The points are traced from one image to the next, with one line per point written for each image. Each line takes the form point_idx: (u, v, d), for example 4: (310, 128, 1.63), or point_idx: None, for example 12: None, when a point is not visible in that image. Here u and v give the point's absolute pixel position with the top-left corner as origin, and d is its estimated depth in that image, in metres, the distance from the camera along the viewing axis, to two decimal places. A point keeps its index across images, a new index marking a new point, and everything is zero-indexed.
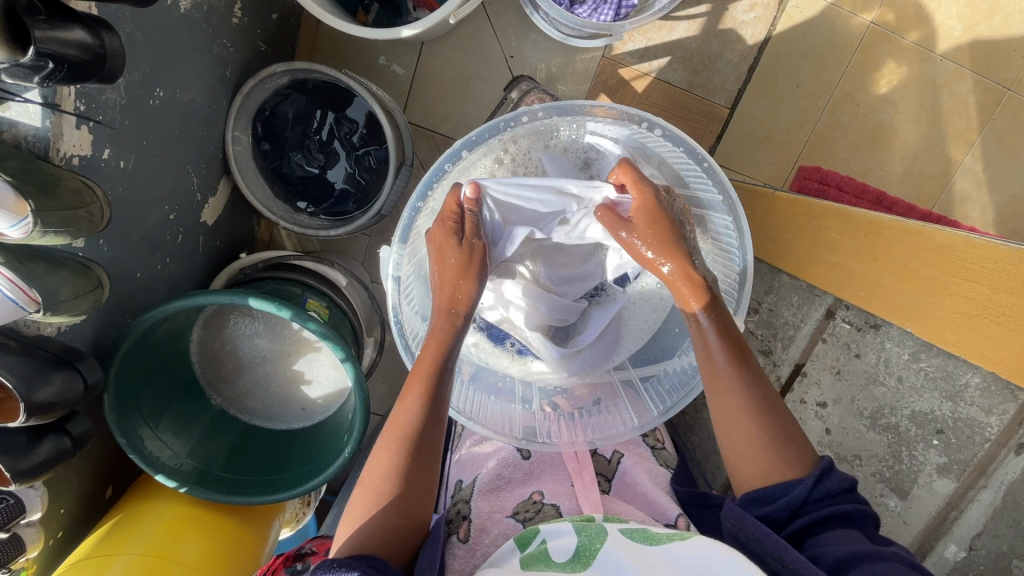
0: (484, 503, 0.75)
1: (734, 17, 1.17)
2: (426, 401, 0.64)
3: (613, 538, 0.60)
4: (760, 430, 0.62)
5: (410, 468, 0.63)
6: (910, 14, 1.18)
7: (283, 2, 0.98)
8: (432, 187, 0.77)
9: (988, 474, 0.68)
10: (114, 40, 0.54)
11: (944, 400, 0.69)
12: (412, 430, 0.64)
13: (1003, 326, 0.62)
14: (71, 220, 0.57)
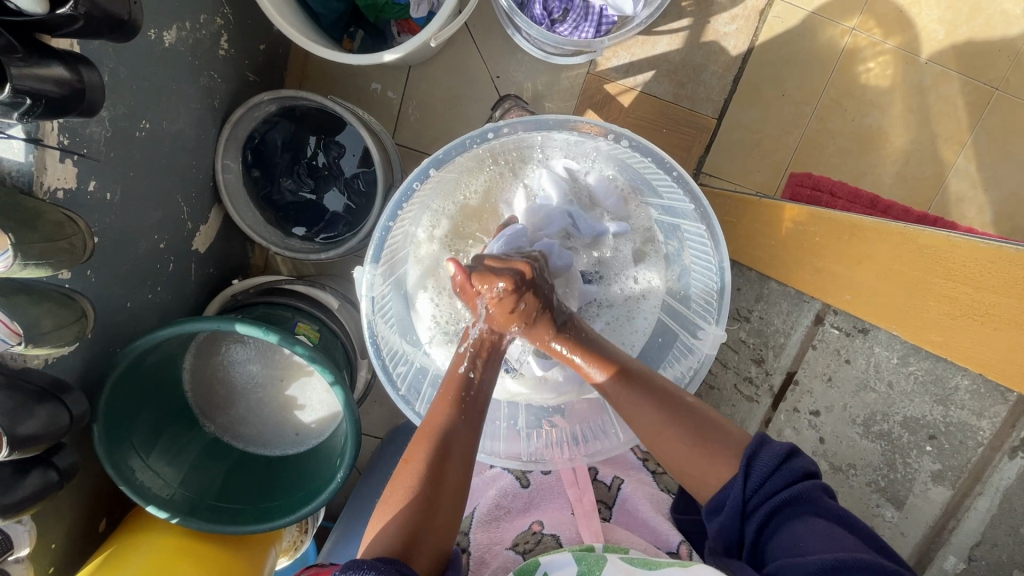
0: (483, 535, 0.75)
1: (716, 29, 1.18)
2: (466, 420, 0.60)
3: (612, 565, 0.61)
4: (692, 428, 0.61)
5: (444, 453, 0.57)
6: (892, 20, 1.18)
7: (270, 33, 1.00)
8: (402, 207, 0.76)
9: (983, 480, 0.65)
10: (92, 75, 0.55)
11: (934, 403, 0.67)
12: (450, 444, 0.58)
13: (989, 326, 0.58)
14: (53, 252, 0.57)
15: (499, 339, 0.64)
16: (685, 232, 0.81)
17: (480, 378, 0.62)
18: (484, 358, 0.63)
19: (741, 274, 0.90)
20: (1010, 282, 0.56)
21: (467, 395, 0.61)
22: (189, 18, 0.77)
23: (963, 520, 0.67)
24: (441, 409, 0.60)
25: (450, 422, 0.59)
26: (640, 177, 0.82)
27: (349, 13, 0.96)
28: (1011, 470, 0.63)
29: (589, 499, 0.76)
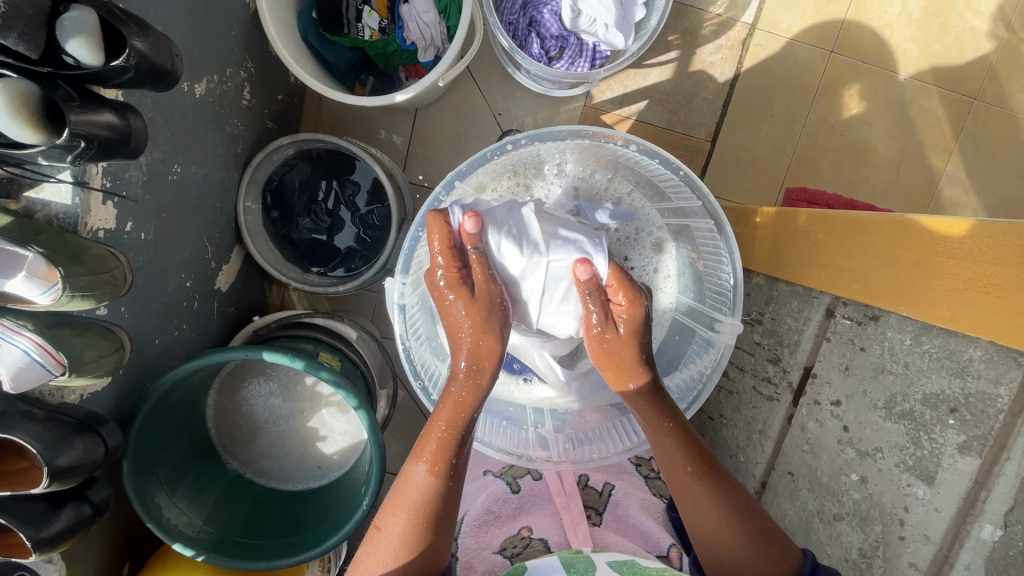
0: (472, 541, 0.75)
1: (702, 59, 1.25)
2: (442, 483, 0.67)
3: (602, 572, 0.57)
4: (751, 538, 0.67)
5: (417, 518, 0.66)
6: (867, 42, 1.25)
7: (287, 85, 1.07)
8: (430, 217, 0.81)
9: (1010, 446, 0.61)
10: (137, 119, 0.60)
11: (951, 377, 0.64)
12: (426, 510, 0.66)
13: (993, 295, 0.59)
14: (98, 284, 0.60)
15: (459, 426, 0.68)
16: (695, 233, 0.85)
17: (453, 437, 0.68)
18: (456, 427, 0.68)
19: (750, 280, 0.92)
20: (1008, 252, 0.58)
21: (440, 459, 0.67)
22: (218, 73, 0.83)
23: (990, 487, 0.62)
24: (415, 474, 0.67)
25: (426, 488, 0.67)
26: (648, 183, 0.85)
27: (361, 62, 1.02)
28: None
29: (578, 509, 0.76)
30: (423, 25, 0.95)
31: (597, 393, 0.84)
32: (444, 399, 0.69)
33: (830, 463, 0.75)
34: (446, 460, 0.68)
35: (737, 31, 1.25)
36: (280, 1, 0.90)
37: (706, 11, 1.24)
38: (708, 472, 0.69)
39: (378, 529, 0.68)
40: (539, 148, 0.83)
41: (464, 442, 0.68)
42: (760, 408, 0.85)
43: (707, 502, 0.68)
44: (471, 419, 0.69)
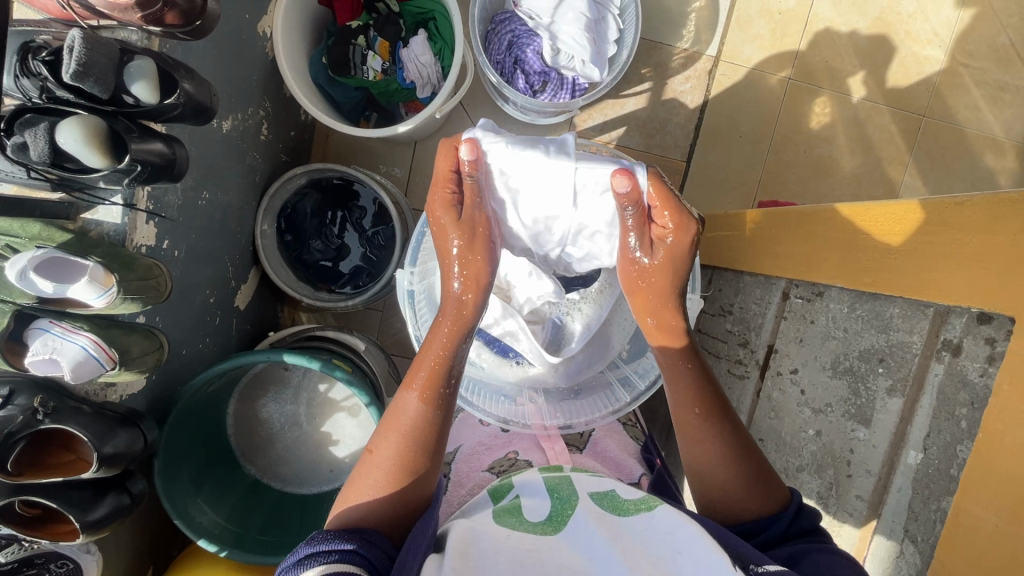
0: (463, 465, 0.81)
1: (673, 88, 1.38)
2: (432, 408, 0.67)
3: (584, 504, 0.59)
4: (749, 475, 0.64)
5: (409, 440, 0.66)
6: (821, 70, 1.38)
7: (299, 122, 1.19)
8: (432, 217, 0.86)
9: (925, 389, 0.54)
10: (180, 149, 0.70)
11: (878, 333, 0.58)
12: (418, 433, 0.66)
13: (900, 256, 0.55)
14: (144, 289, 0.70)
15: (451, 353, 0.70)
16: None
17: (445, 369, 0.69)
18: (449, 352, 0.69)
19: (723, 276, 0.91)
20: (896, 218, 0.56)
21: (432, 386, 0.68)
22: (241, 112, 0.94)
23: (914, 422, 0.54)
24: (404, 400, 0.68)
25: (417, 412, 0.67)
26: None
27: (365, 100, 1.13)
28: (980, 353, 0.49)
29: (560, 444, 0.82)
30: (421, 65, 1.08)
31: (581, 371, 0.87)
32: (439, 329, 0.70)
33: (791, 427, 0.68)
34: (437, 387, 0.68)
35: (703, 63, 1.37)
36: (294, 49, 1.02)
37: (674, 46, 1.36)
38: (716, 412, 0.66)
39: (370, 451, 0.67)
40: None
41: (451, 378, 0.69)
42: (734, 387, 0.81)
43: (709, 441, 0.65)
44: (464, 342, 0.71)
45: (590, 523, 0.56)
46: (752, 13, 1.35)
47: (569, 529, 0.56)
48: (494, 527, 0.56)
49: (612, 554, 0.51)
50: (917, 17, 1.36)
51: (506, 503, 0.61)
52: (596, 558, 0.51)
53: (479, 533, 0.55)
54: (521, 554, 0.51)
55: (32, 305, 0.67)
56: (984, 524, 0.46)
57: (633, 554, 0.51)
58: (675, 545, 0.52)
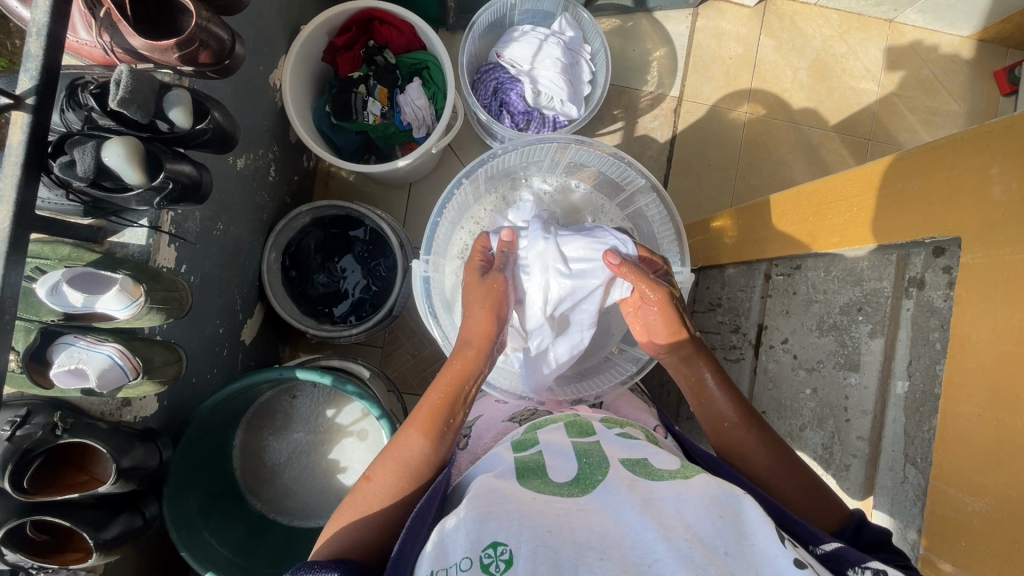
0: (482, 425, 0.77)
1: (644, 126, 1.50)
2: (434, 445, 0.65)
3: (615, 469, 0.52)
4: (801, 483, 0.62)
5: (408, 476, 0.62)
6: (773, 105, 1.52)
7: (302, 168, 1.27)
8: (445, 208, 0.90)
9: (899, 322, 0.59)
10: (207, 174, 0.77)
11: (852, 287, 0.65)
12: (417, 470, 0.63)
13: (853, 208, 0.63)
14: (168, 300, 0.74)
15: (457, 398, 0.70)
16: (659, 240, 0.91)
17: (449, 404, 0.69)
18: (455, 393, 0.70)
19: (709, 275, 1.00)
20: (852, 186, 0.64)
21: (437, 425, 0.66)
22: (253, 152, 1.02)
23: (897, 355, 0.58)
24: (407, 436, 0.65)
25: (418, 449, 0.64)
26: (620, 197, 0.95)
27: (364, 144, 1.23)
28: (940, 282, 0.54)
29: (575, 406, 0.82)
30: (416, 108, 1.18)
31: (586, 360, 0.93)
32: (448, 370, 0.72)
33: (791, 391, 0.74)
34: (439, 424, 0.67)
35: (668, 103, 1.50)
36: (301, 99, 1.13)
37: (641, 89, 1.50)
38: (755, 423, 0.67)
39: (367, 481, 0.63)
40: (526, 166, 0.95)
41: (453, 420, 0.68)
42: (731, 370, 0.88)
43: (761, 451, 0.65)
44: (469, 386, 0.72)
45: (623, 490, 0.49)
46: (706, 59, 1.51)
47: (598, 491, 0.49)
48: (516, 488, 0.50)
49: (650, 525, 0.44)
50: (849, 57, 1.52)
51: (528, 457, 0.56)
52: (627, 524, 0.45)
53: (498, 491, 0.49)
54: (546, 519, 0.45)
55: (57, 322, 0.69)
56: (966, 418, 0.48)
57: (670, 522, 0.44)
58: (715, 511, 0.46)
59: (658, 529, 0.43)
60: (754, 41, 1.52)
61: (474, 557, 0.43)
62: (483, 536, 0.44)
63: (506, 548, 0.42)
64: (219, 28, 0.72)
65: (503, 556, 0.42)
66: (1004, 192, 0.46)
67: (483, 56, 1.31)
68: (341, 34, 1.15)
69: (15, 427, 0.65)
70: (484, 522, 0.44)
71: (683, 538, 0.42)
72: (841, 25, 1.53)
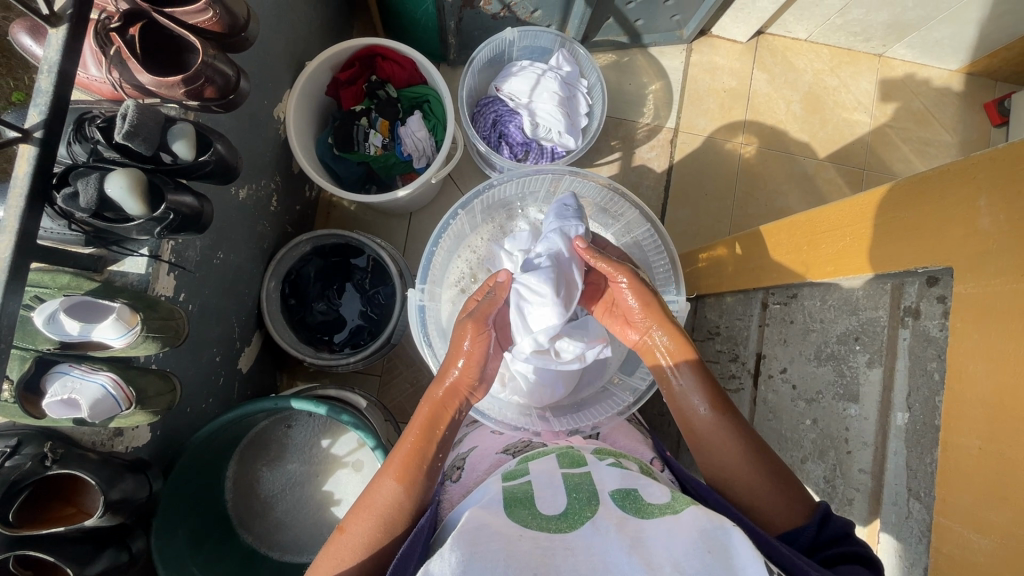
0: (477, 455, 0.76)
1: (641, 156, 1.53)
2: (408, 494, 0.64)
3: (604, 506, 0.50)
4: (770, 475, 0.64)
5: (383, 528, 0.62)
6: (768, 137, 1.55)
7: (304, 198, 1.29)
8: (443, 237, 0.91)
9: (897, 352, 0.58)
10: (208, 204, 0.78)
11: (849, 316, 0.65)
12: (390, 518, 0.63)
13: (847, 238, 0.64)
14: (164, 329, 0.74)
15: (431, 440, 0.69)
16: (655, 270, 0.91)
17: (422, 450, 0.68)
18: (427, 438, 0.69)
19: (708, 303, 1.00)
20: (843, 217, 0.65)
21: (411, 470, 0.66)
22: (255, 183, 1.04)
23: (896, 386, 0.58)
24: (382, 484, 0.65)
25: (391, 497, 0.64)
26: (616, 227, 0.96)
27: (366, 174, 1.25)
28: (936, 311, 0.54)
29: (572, 437, 0.80)
30: (416, 140, 1.20)
31: (583, 391, 0.92)
32: (422, 409, 0.72)
33: (791, 422, 0.72)
34: (414, 472, 0.66)
35: (665, 134, 1.53)
36: (304, 131, 1.15)
37: (638, 121, 1.53)
38: (728, 412, 0.68)
39: (340, 532, 0.63)
40: (523, 196, 0.97)
41: (427, 467, 0.67)
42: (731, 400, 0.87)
43: (728, 441, 0.66)
44: (441, 430, 0.71)
45: (611, 530, 0.47)
46: (701, 92, 1.55)
47: (585, 529, 0.48)
48: (501, 521, 0.48)
49: (638, 567, 0.42)
50: (841, 90, 1.56)
51: (515, 488, 0.55)
52: (613, 567, 0.43)
53: (480, 522, 0.47)
54: (530, 559, 0.44)
55: (52, 351, 0.69)
56: (967, 451, 0.48)
57: (658, 564, 0.43)
58: (704, 546, 0.44)
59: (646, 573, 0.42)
60: (748, 74, 1.56)
61: None
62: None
63: None
64: (224, 64, 0.75)
65: None
66: (992, 223, 0.47)
67: (483, 89, 1.34)
68: (344, 70, 1.18)
69: (4, 457, 0.63)
70: (470, 560, 0.42)
71: None
72: (832, 59, 1.57)
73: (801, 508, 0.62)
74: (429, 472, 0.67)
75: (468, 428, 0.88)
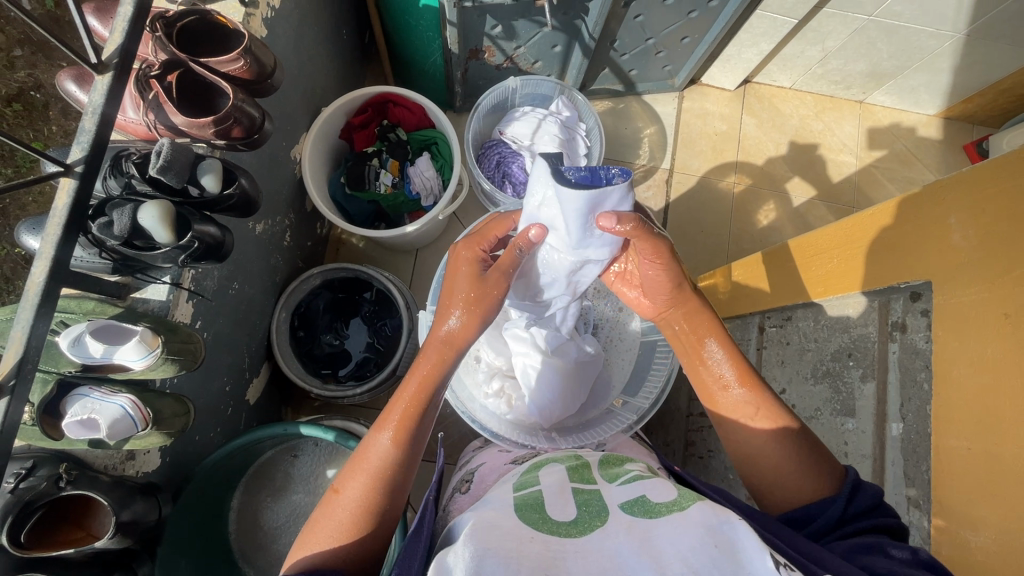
0: (483, 470, 0.76)
1: (638, 195, 1.59)
2: (400, 449, 0.65)
3: (614, 515, 0.51)
4: (800, 449, 0.62)
5: (379, 484, 0.63)
6: (760, 177, 1.62)
7: (316, 234, 1.34)
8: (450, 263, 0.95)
9: (888, 365, 0.61)
10: (229, 236, 0.82)
11: (840, 334, 0.67)
12: (384, 473, 0.64)
13: (834, 259, 0.68)
14: (182, 352, 0.77)
15: (428, 399, 0.68)
16: None
17: (420, 406, 0.67)
18: (424, 399, 0.68)
19: None
20: (829, 240, 0.69)
21: (405, 430, 0.66)
22: (271, 218, 1.09)
23: (888, 399, 0.60)
24: (375, 444, 0.65)
25: (384, 455, 0.65)
26: None
27: (375, 212, 1.30)
28: (921, 325, 0.57)
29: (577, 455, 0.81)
30: (425, 180, 1.28)
31: (587, 413, 0.93)
32: (420, 363, 0.69)
33: None
34: (407, 431, 0.66)
35: (660, 174, 1.61)
36: (318, 170, 1.22)
37: (634, 163, 1.61)
38: (753, 385, 0.67)
39: (334, 494, 0.64)
40: None
41: (422, 426, 0.67)
42: None
43: (752, 412, 0.65)
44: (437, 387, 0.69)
45: (621, 535, 0.47)
46: (694, 136, 1.63)
47: (595, 535, 0.48)
48: (514, 526, 0.49)
49: (649, 565, 0.43)
50: (826, 133, 1.65)
51: (526, 497, 0.55)
52: (624, 567, 0.44)
53: (492, 526, 0.48)
54: (542, 560, 0.44)
55: (73, 373, 0.72)
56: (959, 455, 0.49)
57: (667, 561, 0.43)
58: (711, 541, 0.45)
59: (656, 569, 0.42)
60: (737, 119, 1.65)
61: None
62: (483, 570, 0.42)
63: None
64: (251, 107, 0.81)
65: None
66: (964, 237, 0.52)
67: (487, 133, 1.42)
68: (358, 115, 1.26)
69: (19, 479, 0.65)
70: (485, 558, 0.43)
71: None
72: (816, 105, 1.66)
73: (830, 478, 0.60)
74: (423, 431, 0.68)
75: (474, 452, 0.89)
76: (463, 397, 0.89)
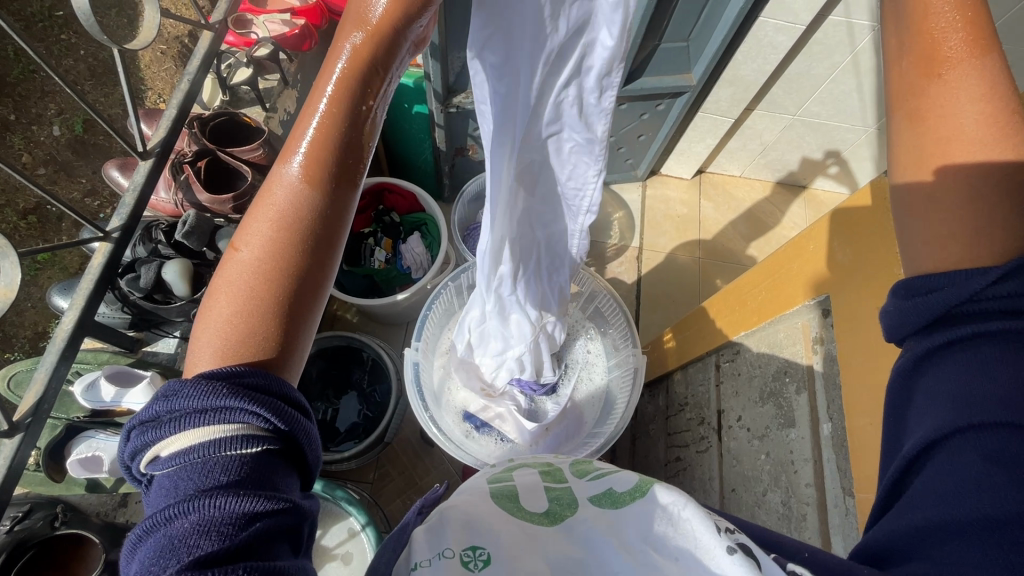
0: None
1: (612, 271, 1.74)
2: (325, 191, 0.40)
3: (582, 508, 0.55)
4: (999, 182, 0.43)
5: (291, 228, 0.39)
6: (721, 252, 1.78)
7: None
8: (432, 308, 1.02)
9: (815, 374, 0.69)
10: None
11: (777, 358, 0.76)
12: (294, 222, 0.40)
13: (766, 290, 0.80)
14: None
15: (358, 90, 0.39)
16: (617, 334, 1.04)
17: (346, 122, 0.40)
18: (352, 98, 0.39)
19: (676, 380, 1.09)
20: (763, 275, 0.81)
21: (322, 162, 0.40)
22: None
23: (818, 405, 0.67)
24: (277, 175, 0.40)
25: (305, 201, 0.40)
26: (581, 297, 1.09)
27: (370, 287, 1.41)
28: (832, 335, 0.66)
29: None
30: (415, 256, 1.40)
31: (560, 445, 0.98)
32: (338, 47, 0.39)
33: (751, 463, 0.78)
34: (332, 157, 0.40)
35: (631, 252, 1.76)
36: None
37: (606, 242, 1.77)
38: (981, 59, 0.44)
39: (232, 251, 0.41)
40: None
41: (349, 133, 0.40)
42: (703, 462, 0.92)
43: (962, 111, 0.44)
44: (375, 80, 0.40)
45: (587, 521, 0.52)
46: (659, 218, 1.82)
47: (565, 524, 0.53)
48: (491, 512, 0.53)
49: (613, 546, 0.48)
50: (777, 213, 1.84)
51: (500, 488, 0.59)
52: (590, 549, 0.49)
53: (469, 511, 0.52)
54: (517, 542, 0.49)
55: (82, 419, 0.79)
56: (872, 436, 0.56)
57: (629, 541, 0.48)
58: (666, 520, 0.48)
59: (619, 550, 0.47)
60: (696, 204, 1.85)
61: (453, 552, 0.46)
62: (464, 540, 0.48)
63: (484, 550, 0.47)
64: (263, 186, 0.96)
65: (482, 556, 0.46)
66: (844, 256, 0.63)
67: (472, 217, 1.59)
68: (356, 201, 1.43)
69: (16, 521, 0.72)
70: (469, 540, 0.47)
71: (639, 551, 0.47)
72: (765, 190, 1.88)
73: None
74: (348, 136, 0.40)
75: None
76: (443, 430, 0.94)
